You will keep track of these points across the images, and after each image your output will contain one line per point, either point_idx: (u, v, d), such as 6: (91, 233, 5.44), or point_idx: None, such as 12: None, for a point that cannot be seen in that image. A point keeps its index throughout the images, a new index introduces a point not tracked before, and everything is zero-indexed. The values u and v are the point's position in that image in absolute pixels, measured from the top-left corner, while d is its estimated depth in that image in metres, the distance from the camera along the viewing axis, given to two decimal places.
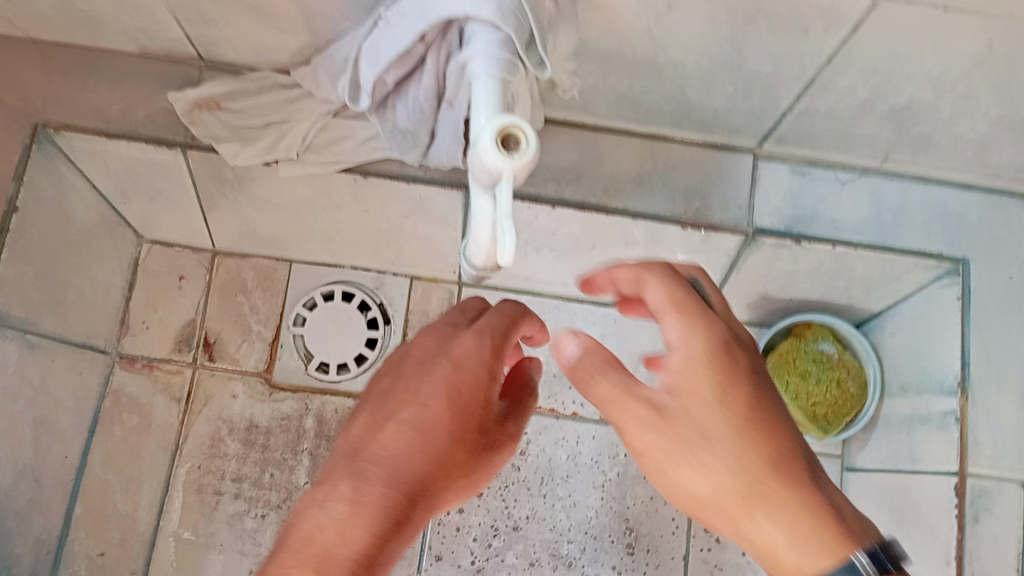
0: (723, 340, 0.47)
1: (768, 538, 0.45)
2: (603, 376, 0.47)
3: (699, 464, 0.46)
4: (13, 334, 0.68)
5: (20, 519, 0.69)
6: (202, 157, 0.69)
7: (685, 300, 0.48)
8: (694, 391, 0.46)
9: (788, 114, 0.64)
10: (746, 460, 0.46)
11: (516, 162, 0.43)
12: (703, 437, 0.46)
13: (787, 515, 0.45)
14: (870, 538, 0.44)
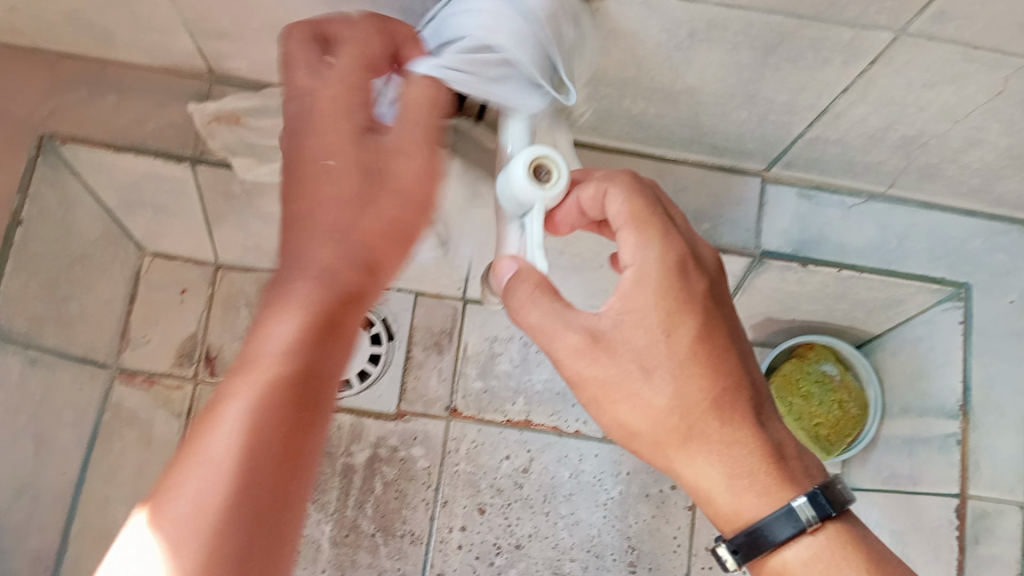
0: (678, 264, 0.45)
1: (704, 475, 0.45)
2: (538, 300, 0.44)
3: (634, 399, 0.44)
4: (16, 348, 0.67)
5: (18, 535, 0.69)
6: (211, 171, 0.68)
7: (649, 217, 0.45)
8: (640, 315, 0.44)
9: (798, 141, 0.65)
10: (686, 391, 0.44)
11: (547, 194, 0.44)
12: (643, 367, 0.44)
13: (722, 450, 0.45)
14: (810, 480, 0.46)
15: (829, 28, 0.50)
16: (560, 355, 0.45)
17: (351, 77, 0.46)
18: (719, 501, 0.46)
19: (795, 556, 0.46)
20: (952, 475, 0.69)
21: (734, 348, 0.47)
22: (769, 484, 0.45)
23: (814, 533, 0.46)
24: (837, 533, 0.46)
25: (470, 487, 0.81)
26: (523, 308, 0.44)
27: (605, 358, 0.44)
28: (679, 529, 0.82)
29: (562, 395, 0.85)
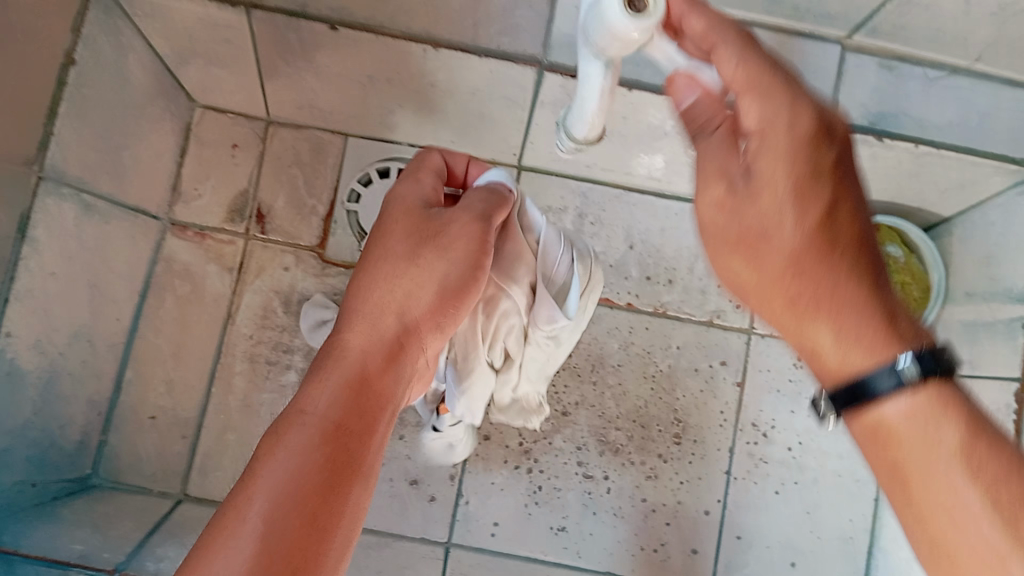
0: (810, 132, 0.41)
1: (812, 343, 0.43)
2: (699, 138, 0.44)
3: (754, 255, 0.44)
4: (70, 194, 0.66)
5: (75, 379, 0.70)
6: (267, 19, 0.66)
7: (770, 84, 0.40)
8: (764, 169, 0.41)
9: (887, 3, 0.61)
10: (810, 257, 0.42)
11: (646, 25, 0.40)
12: (762, 226, 0.42)
13: (828, 317, 0.42)
14: (923, 341, 0.41)
15: None
16: (699, 197, 0.45)
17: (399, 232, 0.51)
18: (823, 361, 0.43)
19: (879, 416, 0.41)
20: (1015, 359, 0.67)
21: (864, 219, 0.43)
22: (869, 355, 0.41)
23: (909, 394, 0.39)
24: (935, 396, 0.39)
25: None
26: (704, 129, 0.44)
27: (729, 204, 0.43)
28: (727, 404, 0.84)
29: (614, 268, 0.85)
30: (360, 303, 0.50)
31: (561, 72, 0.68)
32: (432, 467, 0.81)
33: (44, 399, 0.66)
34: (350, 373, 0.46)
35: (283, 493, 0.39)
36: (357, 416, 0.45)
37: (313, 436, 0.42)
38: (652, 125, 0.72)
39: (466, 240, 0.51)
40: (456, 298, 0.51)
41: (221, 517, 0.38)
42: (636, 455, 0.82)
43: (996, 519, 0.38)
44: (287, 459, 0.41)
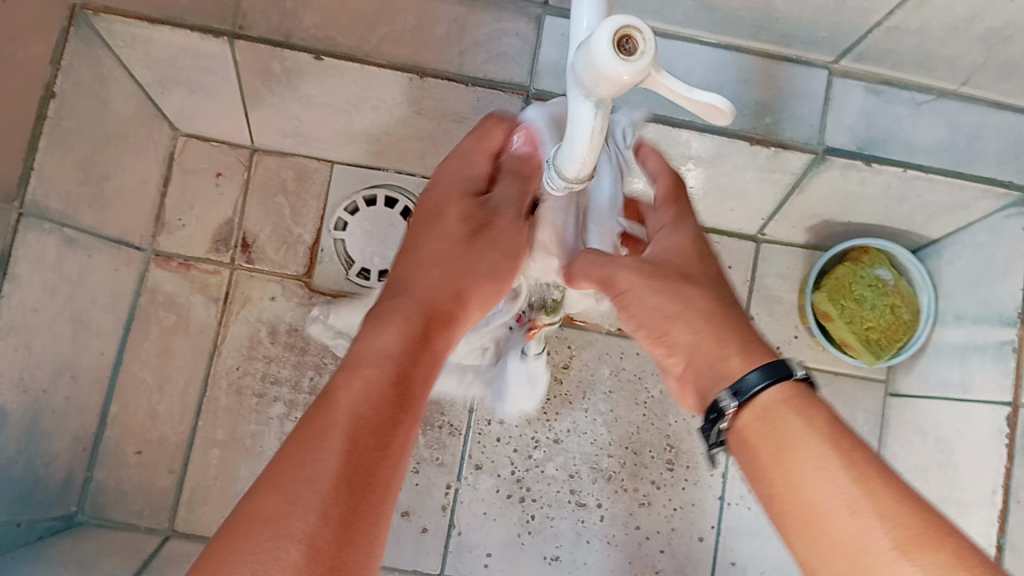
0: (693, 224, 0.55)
1: (727, 365, 0.48)
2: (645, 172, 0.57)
3: (677, 297, 0.51)
4: (52, 227, 0.65)
5: (59, 416, 0.69)
6: (250, 48, 0.65)
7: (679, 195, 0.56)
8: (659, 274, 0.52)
9: (875, 30, 0.61)
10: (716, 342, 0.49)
11: (633, 67, 0.38)
12: (682, 274, 0.52)
13: (725, 350, 0.49)
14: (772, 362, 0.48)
15: None
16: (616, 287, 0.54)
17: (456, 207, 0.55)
18: (732, 373, 0.48)
19: (752, 417, 0.46)
20: (1004, 382, 0.67)
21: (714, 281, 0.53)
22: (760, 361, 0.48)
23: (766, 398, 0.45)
24: (791, 390, 0.45)
25: None
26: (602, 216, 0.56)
27: (647, 263, 0.52)
28: None
29: None
30: (415, 278, 0.53)
31: (549, 100, 0.66)
32: (423, 498, 0.80)
33: (28, 436, 0.65)
34: (399, 331, 0.48)
35: (351, 428, 0.41)
36: (413, 367, 0.47)
37: (369, 387, 0.44)
38: None
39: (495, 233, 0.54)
40: (505, 269, 0.54)
41: (302, 429, 0.41)
42: (629, 482, 0.82)
43: (851, 482, 0.41)
44: (357, 394, 0.43)
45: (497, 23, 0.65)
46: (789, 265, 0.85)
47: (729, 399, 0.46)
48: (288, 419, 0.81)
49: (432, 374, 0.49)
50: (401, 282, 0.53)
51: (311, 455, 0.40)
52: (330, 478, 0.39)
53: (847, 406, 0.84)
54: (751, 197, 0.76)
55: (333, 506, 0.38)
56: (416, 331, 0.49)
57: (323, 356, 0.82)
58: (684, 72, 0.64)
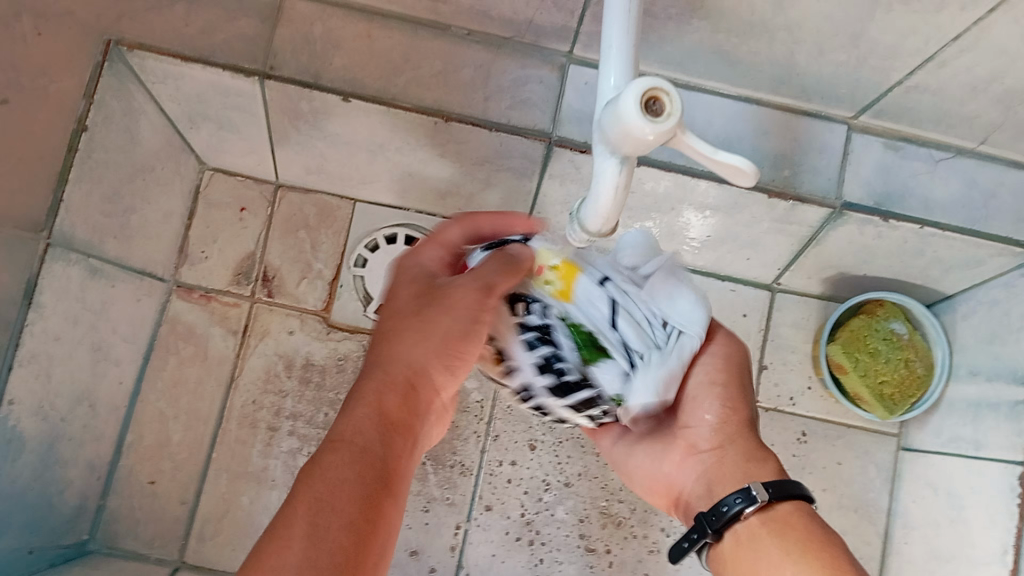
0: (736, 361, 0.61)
1: (755, 469, 0.55)
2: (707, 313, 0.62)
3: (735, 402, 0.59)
4: (78, 256, 0.66)
5: (75, 444, 0.69)
6: (279, 87, 0.66)
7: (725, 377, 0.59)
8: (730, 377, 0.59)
9: (895, 88, 0.61)
10: (736, 432, 0.58)
11: (658, 126, 0.42)
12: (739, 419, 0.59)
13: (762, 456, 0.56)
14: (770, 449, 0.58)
15: None
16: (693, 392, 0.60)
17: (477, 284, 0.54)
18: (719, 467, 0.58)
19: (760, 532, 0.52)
20: (1018, 442, 0.67)
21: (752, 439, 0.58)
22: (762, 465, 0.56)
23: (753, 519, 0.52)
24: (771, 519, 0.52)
25: (525, 421, 0.83)
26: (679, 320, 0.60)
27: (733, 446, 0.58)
28: None
29: None
30: (382, 355, 0.52)
31: (569, 147, 0.67)
32: (432, 539, 0.80)
33: (43, 463, 0.65)
34: (369, 418, 0.49)
35: (314, 530, 0.42)
36: (379, 446, 0.48)
37: (334, 480, 0.45)
38: (660, 199, 0.72)
39: (471, 305, 0.51)
40: (464, 347, 0.52)
41: (268, 533, 0.42)
42: (638, 528, 0.82)
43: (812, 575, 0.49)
44: (322, 488, 0.44)
45: (522, 70, 0.66)
46: (803, 315, 0.85)
47: (762, 492, 0.52)
48: (300, 454, 0.81)
49: (403, 467, 0.49)
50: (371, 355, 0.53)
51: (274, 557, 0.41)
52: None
53: (858, 458, 0.84)
54: (767, 248, 0.77)
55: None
56: (381, 422, 0.49)
57: (338, 392, 0.83)
58: (703, 121, 0.65)
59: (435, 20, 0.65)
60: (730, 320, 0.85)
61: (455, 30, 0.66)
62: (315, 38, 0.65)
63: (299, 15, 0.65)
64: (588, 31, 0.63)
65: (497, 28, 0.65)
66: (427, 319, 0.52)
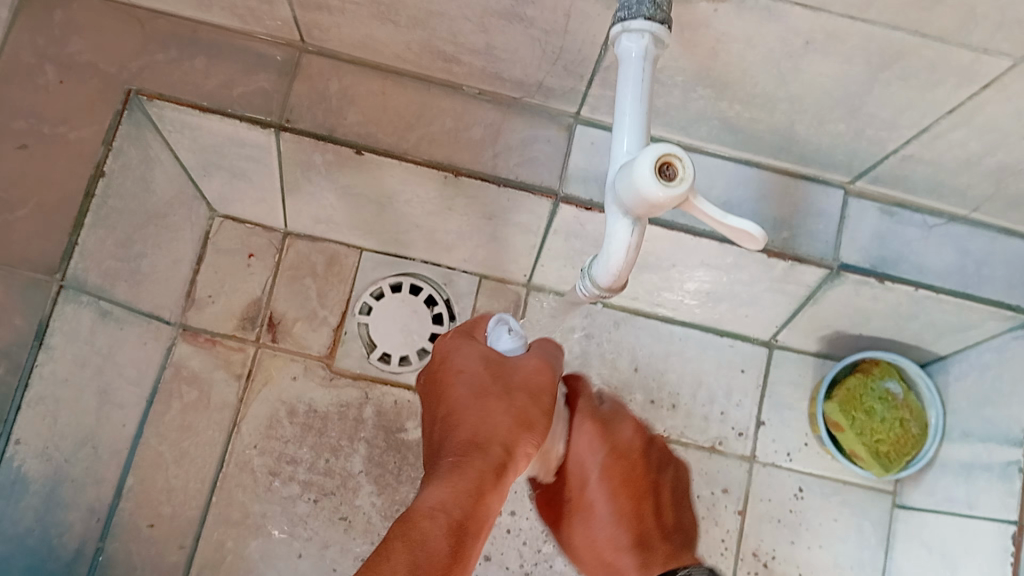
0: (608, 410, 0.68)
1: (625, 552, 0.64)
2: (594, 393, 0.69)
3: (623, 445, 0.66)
4: (88, 301, 0.67)
5: (76, 486, 0.70)
6: (294, 140, 0.67)
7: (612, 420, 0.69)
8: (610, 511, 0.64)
9: (891, 156, 0.63)
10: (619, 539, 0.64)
11: (671, 192, 0.44)
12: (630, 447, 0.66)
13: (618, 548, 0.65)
14: None
15: (949, 50, 0.51)
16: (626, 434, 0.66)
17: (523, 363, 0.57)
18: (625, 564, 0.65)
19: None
20: (1010, 502, 0.68)
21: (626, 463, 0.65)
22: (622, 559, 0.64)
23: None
24: None
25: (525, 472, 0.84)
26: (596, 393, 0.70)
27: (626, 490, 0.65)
28: (728, 533, 0.83)
29: (619, 390, 0.86)
30: (456, 435, 0.53)
31: (575, 204, 0.67)
32: None
33: (45, 506, 0.65)
34: (454, 496, 0.48)
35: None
36: (466, 524, 0.47)
37: (426, 552, 0.45)
38: (661, 257, 0.74)
39: (534, 395, 0.56)
40: (529, 436, 0.54)
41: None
42: None
43: None
44: (417, 557, 0.44)
45: (531, 129, 0.68)
46: (800, 372, 0.87)
47: None
48: (300, 500, 0.82)
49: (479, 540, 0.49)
50: (444, 440, 0.53)
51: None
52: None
53: (854, 517, 0.85)
54: (766, 306, 0.78)
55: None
56: (466, 505, 0.48)
57: (340, 438, 0.84)
58: (706, 184, 0.67)
59: (447, 79, 0.68)
60: (727, 375, 0.87)
61: (466, 89, 0.68)
62: (331, 94, 0.67)
63: (314, 73, 0.67)
64: (595, 94, 0.65)
65: (507, 89, 0.67)
66: (491, 409, 0.53)
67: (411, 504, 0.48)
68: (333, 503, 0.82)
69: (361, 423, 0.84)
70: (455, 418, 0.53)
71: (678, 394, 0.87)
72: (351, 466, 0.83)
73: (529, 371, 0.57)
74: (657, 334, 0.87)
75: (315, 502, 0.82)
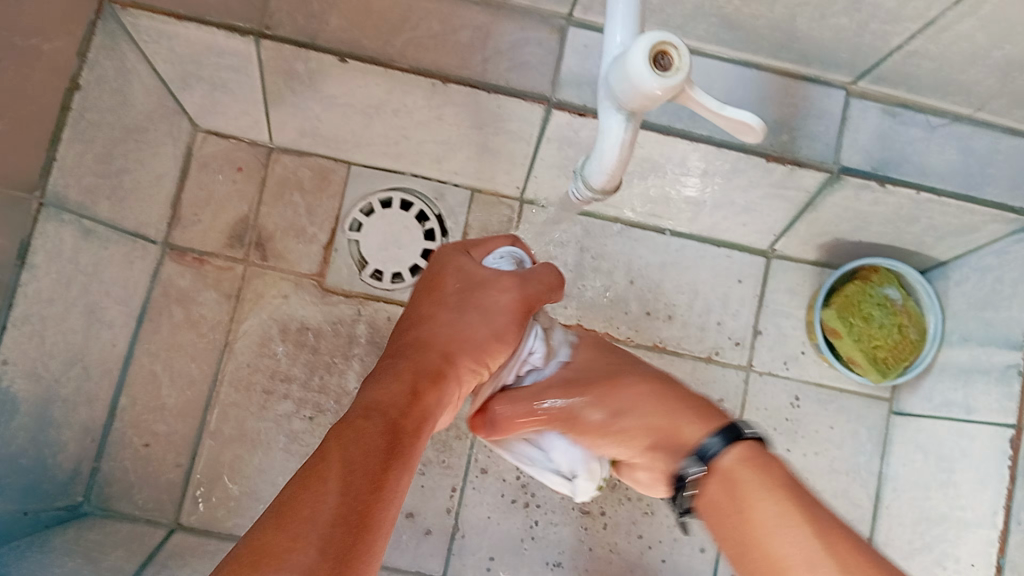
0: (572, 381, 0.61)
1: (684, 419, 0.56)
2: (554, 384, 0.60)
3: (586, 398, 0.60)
4: (70, 218, 0.65)
5: (68, 407, 0.69)
6: (275, 48, 0.65)
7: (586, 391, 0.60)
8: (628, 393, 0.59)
9: (895, 53, 0.61)
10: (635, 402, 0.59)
11: (666, 82, 0.43)
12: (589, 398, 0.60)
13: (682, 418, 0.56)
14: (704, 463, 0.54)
15: None
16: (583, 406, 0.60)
17: (498, 282, 0.56)
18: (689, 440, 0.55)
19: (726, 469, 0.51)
20: (1009, 405, 0.68)
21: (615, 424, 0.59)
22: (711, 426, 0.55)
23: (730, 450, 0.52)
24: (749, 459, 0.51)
25: None
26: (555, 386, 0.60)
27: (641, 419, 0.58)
28: None
29: (614, 303, 0.85)
30: (423, 334, 0.54)
31: (569, 110, 0.66)
32: (428, 502, 0.81)
33: (37, 426, 0.65)
34: (399, 394, 0.49)
35: (348, 474, 0.43)
36: (404, 421, 0.48)
37: (369, 437, 0.45)
38: (657, 165, 0.72)
39: (506, 312, 0.55)
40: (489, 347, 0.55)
41: (266, 544, 0.39)
42: (633, 491, 0.83)
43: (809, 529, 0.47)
44: (359, 441, 0.45)
45: (521, 32, 0.65)
46: (797, 281, 0.86)
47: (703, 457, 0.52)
48: (295, 417, 0.81)
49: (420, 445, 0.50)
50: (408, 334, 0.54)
51: (280, 544, 0.39)
52: (311, 543, 0.39)
53: (850, 424, 0.85)
54: (764, 213, 0.77)
55: (326, 536, 0.40)
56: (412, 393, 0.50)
57: (333, 355, 0.83)
58: (704, 86, 0.65)
59: None
60: (723, 286, 0.86)
61: None
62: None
63: None
64: None
65: None
66: (449, 317, 0.54)
67: (357, 398, 0.49)
68: (328, 420, 0.81)
69: (354, 340, 0.83)
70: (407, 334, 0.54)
71: (674, 304, 0.86)
72: (346, 382, 0.82)
73: (510, 284, 0.56)
74: (653, 246, 0.86)
75: (311, 419, 0.81)
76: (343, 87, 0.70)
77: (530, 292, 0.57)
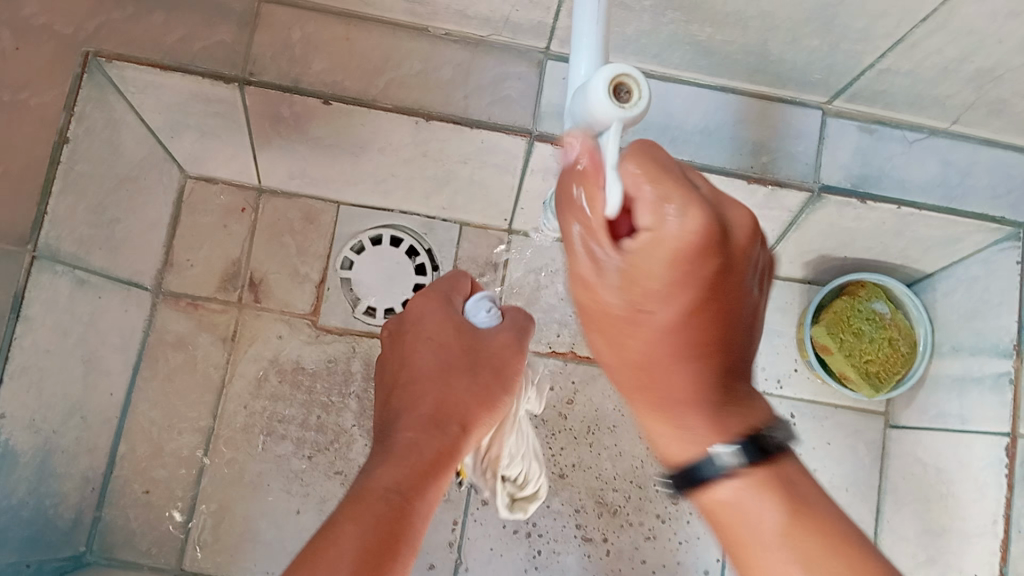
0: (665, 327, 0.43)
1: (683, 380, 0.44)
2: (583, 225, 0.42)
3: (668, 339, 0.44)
4: (64, 269, 0.66)
5: (67, 457, 0.69)
6: (260, 93, 0.66)
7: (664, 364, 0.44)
8: (650, 271, 0.41)
9: (869, 71, 0.62)
10: (676, 344, 0.44)
11: None
12: (637, 358, 0.45)
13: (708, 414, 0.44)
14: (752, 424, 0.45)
15: None
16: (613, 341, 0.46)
17: (480, 342, 0.60)
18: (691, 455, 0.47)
19: (725, 496, 0.45)
20: (1003, 413, 0.68)
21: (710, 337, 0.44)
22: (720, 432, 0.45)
23: (738, 477, 0.44)
24: (767, 479, 0.44)
25: None
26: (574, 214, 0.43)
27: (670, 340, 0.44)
28: None
29: None
30: (415, 411, 0.56)
31: (551, 141, 0.67)
32: (431, 536, 0.81)
33: (37, 477, 0.65)
34: (405, 469, 0.51)
35: (354, 553, 0.44)
36: (411, 496, 0.50)
37: (372, 514, 0.47)
38: None
39: (493, 366, 0.59)
40: (486, 405, 0.59)
41: None
42: (634, 516, 0.84)
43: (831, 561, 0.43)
44: (360, 524, 0.46)
45: (500, 68, 0.67)
46: (787, 299, 0.87)
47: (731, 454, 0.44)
48: (295, 457, 0.82)
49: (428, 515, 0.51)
50: (402, 416, 0.56)
51: None
52: None
53: (847, 438, 0.85)
54: None
55: None
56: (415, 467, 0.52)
57: (330, 394, 0.83)
58: (681, 113, 0.66)
59: (413, 21, 0.66)
60: None
61: (433, 31, 0.66)
62: (294, 43, 0.65)
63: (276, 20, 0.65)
64: (563, 26, 0.63)
65: (473, 27, 0.65)
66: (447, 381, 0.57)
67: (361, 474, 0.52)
68: (328, 458, 0.82)
69: (351, 377, 0.84)
70: (404, 405, 0.57)
71: None
72: (343, 421, 0.83)
73: (499, 340, 0.61)
74: None
75: (310, 458, 0.82)
76: (327, 128, 0.71)
77: (512, 348, 0.61)
